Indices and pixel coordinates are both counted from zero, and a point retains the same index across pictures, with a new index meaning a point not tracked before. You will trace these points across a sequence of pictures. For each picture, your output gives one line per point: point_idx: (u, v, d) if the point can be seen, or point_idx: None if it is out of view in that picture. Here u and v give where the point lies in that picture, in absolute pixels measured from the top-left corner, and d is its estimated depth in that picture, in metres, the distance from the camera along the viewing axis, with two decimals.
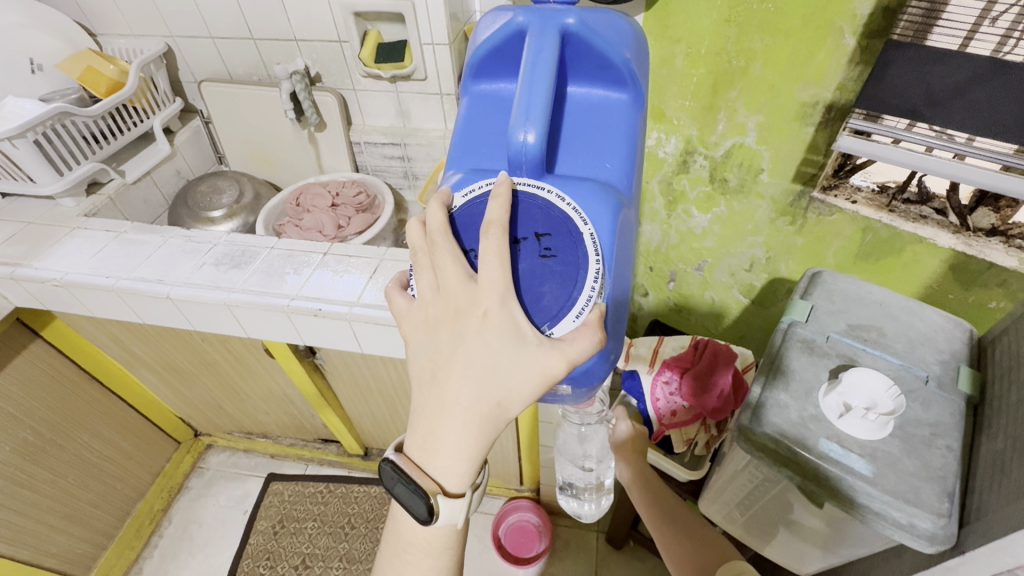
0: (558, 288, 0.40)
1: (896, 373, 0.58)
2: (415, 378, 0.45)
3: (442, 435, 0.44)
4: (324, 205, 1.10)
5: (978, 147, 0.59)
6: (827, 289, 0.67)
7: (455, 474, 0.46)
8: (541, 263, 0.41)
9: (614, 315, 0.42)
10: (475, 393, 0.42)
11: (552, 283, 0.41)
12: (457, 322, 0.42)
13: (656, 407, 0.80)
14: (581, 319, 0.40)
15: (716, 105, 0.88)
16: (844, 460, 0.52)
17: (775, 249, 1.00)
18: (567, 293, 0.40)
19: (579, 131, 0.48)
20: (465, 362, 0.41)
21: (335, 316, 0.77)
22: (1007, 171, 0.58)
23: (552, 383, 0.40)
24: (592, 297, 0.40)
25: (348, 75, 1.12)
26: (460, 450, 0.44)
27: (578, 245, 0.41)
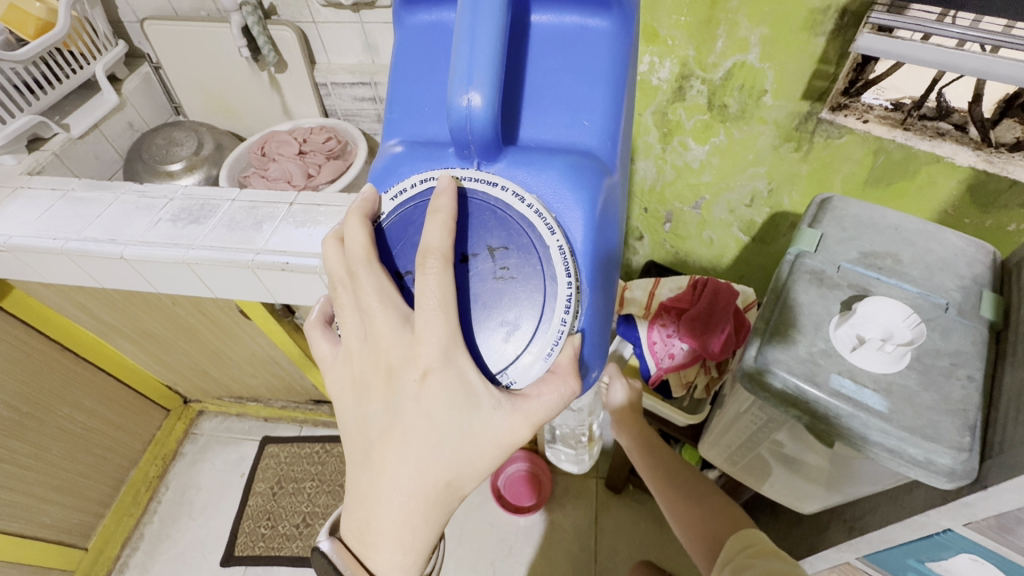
0: (525, 308, 0.38)
1: (913, 302, 0.53)
2: (350, 445, 0.42)
3: (379, 525, 0.40)
4: (290, 153, 1.01)
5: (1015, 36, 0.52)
6: (837, 216, 0.61)
7: (395, 566, 0.42)
8: (495, 285, 0.38)
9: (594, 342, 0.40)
10: (417, 475, 0.38)
11: (514, 312, 0.38)
12: (391, 383, 0.39)
13: (653, 351, 0.75)
14: (551, 361, 0.38)
15: (715, 19, 0.79)
16: (856, 397, 0.48)
17: (777, 180, 0.93)
18: (533, 320, 0.38)
19: (546, 75, 0.41)
20: (401, 431, 0.38)
21: (304, 270, 0.71)
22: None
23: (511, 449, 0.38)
24: (563, 332, 0.37)
25: (306, 5, 1.01)
26: (401, 533, 0.40)
27: (542, 261, 0.38)
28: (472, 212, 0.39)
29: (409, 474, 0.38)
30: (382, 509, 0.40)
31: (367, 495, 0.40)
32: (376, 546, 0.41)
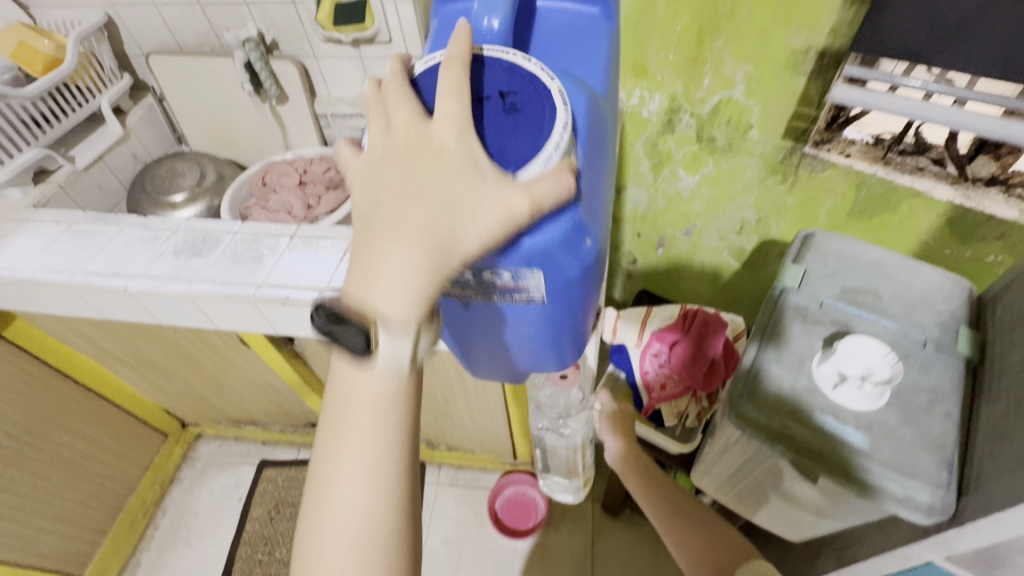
0: (525, 141, 0.37)
1: (892, 338, 0.55)
2: (358, 217, 0.40)
3: (382, 255, 0.37)
4: (291, 183, 1.04)
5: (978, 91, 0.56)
6: (820, 251, 0.64)
7: (397, 302, 0.37)
8: (506, 117, 0.38)
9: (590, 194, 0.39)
10: (423, 221, 0.37)
11: (517, 136, 0.38)
12: (408, 148, 0.38)
13: (644, 380, 0.77)
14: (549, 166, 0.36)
15: (701, 58, 0.82)
16: (838, 433, 0.50)
17: (765, 209, 0.96)
18: (533, 136, 0.37)
19: (551, 35, 0.47)
20: (415, 185, 0.37)
21: (304, 303, 0.73)
22: (1011, 116, 0.56)
23: (515, 228, 0.35)
24: (560, 143, 0.36)
25: (307, 41, 1.04)
26: (399, 247, 0.37)
27: (544, 99, 0.38)
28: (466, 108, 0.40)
29: (417, 230, 0.37)
30: (388, 244, 0.37)
31: (332, 421, 0.42)
32: (379, 287, 0.37)
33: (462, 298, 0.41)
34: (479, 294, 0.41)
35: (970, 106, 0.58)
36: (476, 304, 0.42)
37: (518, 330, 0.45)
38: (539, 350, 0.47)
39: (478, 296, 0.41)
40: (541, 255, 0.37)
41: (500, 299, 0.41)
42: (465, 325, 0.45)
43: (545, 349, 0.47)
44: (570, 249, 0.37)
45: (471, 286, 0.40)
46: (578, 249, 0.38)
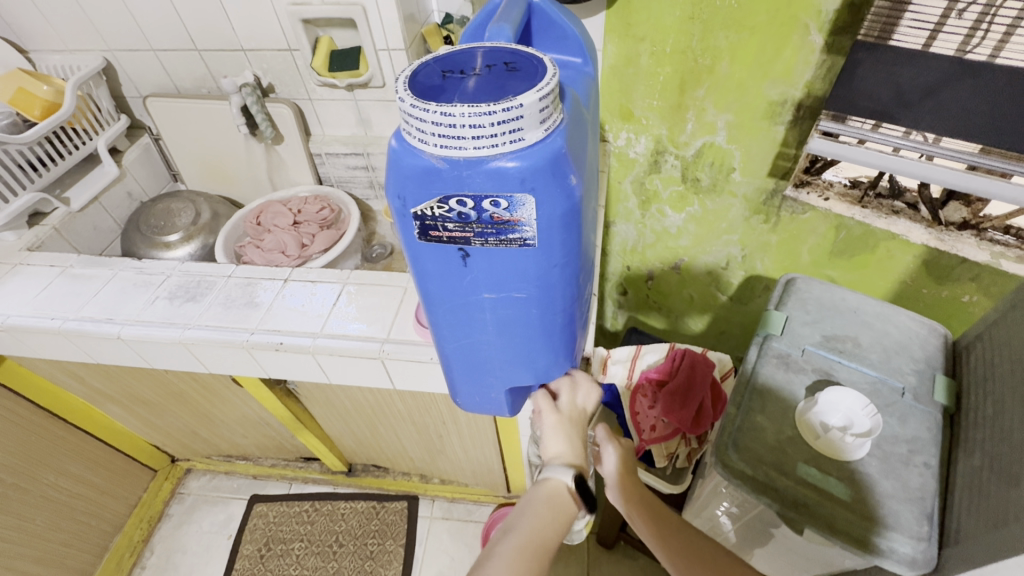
0: (522, 83, 0.36)
1: (872, 386, 0.57)
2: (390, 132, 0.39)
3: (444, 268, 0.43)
4: (285, 223, 1.05)
5: (944, 148, 0.65)
6: (801, 298, 0.66)
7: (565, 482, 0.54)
8: (503, 76, 0.37)
9: (569, 163, 0.38)
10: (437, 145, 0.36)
11: (512, 85, 0.36)
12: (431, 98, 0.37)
13: (635, 421, 0.79)
14: (543, 97, 0.35)
15: (684, 105, 0.85)
16: (822, 485, 0.51)
17: (750, 247, 0.98)
18: (524, 86, 0.36)
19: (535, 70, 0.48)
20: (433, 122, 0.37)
21: (297, 349, 0.74)
22: (972, 170, 0.65)
23: (519, 173, 0.36)
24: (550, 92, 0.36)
25: (303, 85, 1.07)
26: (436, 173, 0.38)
27: (535, 70, 0.37)
28: (464, 59, 0.39)
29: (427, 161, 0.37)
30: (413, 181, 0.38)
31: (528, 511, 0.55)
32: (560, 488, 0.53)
33: (451, 238, 0.40)
34: (468, 233, 0.39)
35: (938, 161, 0.66)
36: (468, 248, 0.41)
37: (506, 287, 0.43)
38: (525, 308, 0.45)
39: (467, 236, 0.40)
40: (528, 176, 0.36)
41: (488, 240, 0.39)
42: (454, 280, 0.44)
43: (532, 302, 0.45)
44: (554, 185, 0.37)
45: (459, 222, 0.39)
46: (561, 181, 0.37)
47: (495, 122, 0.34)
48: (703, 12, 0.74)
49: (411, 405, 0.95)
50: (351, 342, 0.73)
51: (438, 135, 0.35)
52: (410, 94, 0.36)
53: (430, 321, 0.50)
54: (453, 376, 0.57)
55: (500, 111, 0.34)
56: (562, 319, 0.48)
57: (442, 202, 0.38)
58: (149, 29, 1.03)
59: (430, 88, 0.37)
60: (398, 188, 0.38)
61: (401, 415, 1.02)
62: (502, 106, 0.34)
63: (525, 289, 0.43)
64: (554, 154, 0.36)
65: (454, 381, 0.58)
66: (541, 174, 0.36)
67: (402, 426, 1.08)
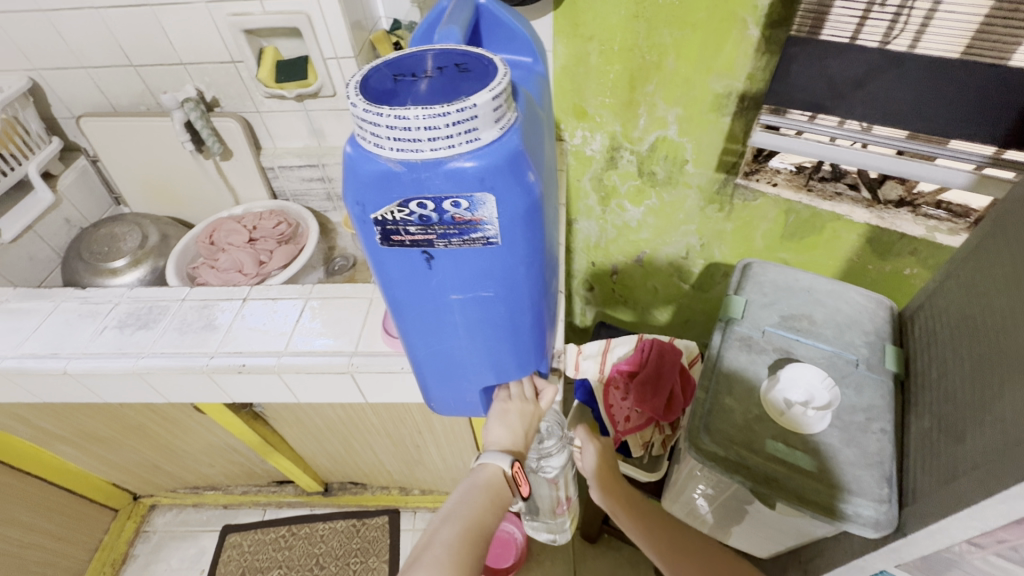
0: (475, 84, 0.36)
1: (828, 360, 0.60)
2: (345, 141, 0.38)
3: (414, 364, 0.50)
4: (240, 241, 1.02)
5: (876, 135, 0.69)
6: (758, 281, 0.68)
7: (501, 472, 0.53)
8: (455, 78, 0.37)
9: (527, 161, 0.38)
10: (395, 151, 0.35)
11: (464, 87, 0.36)
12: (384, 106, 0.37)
13: (610, 414, 0.80)
14: (496, 97, 0.35)
15: (636, 101, 0.88)
16: (790, 459, 0.53)
17: (707, 235, 1.02)
18: (477, 88, 0.36)
19: None
20: None
21: (261, 370, 0.72)
22: (901, 155, 0.69)
23: (479, 173, 0.36)
24: (503, 92, 0.36)
25: (249, 97, 1.03)
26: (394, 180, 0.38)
27: (487, 70, 0.37)
28: (416, 62, 0.39)
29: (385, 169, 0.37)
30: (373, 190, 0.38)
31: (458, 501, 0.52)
32: (496, 483, 0.53)
33: (413, 240, 0.40)
34: (431, 235, 0.39)
35: (871, 148, 0.71)
36: (432, 250, 0.40)
37: (472, 286, 0.43)
38: (494, 307, 0.45)
39: (429, 238, 0.39)
40: (487, 175, 0.36)
41: (451, 240, 0.39)
42: (420, 283, 0.43)
43: (499, 301, 0.45)
44: (514, 183, 0.37)
45: (421, 225, 0.39)
46: (520, 178, 0.37)
47: (450, 123, 0.34)
48: (647, 11, 0.76)
49: (385, 418, 0.94)
50: (318, 358, 0.71)
51: (394, 139, 0.35)
52: (362, 99, 0.36)
53: (398, 328, 0.49)
54: (426, 381, 0.57)
55: (455, 112, 0.33)
56: (531, 316, 0.48)
57: (403, 206, 0.37)
58: (79, 45, 0.97)
59: (382, 93, 0.36)
60: (357, 195, 0.37)
61: (375, 429, 1.01)
62: (456, 107, 0.34)
63: (491, 288, 0.43)
64: (511, 152, 0.36)
65: (427, 385, 0.57)
66: (500, 171, 0.36)
67: (378, 440, 1.06)
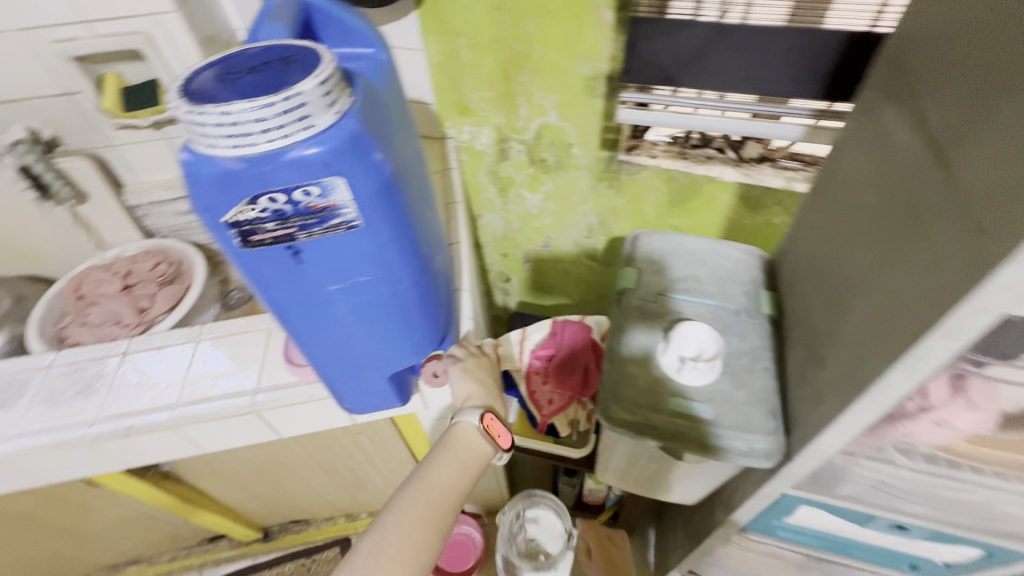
0: (302, 72, 0.35)
1: (714, 313, 0.65)
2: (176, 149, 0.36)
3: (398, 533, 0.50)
4: (113, 290, 0.92)
5: (731, 102, 0.77)
6: (646, 250, 0.72)
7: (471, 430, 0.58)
8: (281, 68, 0.36)
9: (373, 141, 0.37)
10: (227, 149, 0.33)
11: (291, 75, 0.35)
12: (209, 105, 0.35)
13: (533, 400, 0.82)
14: (324, 80, 0.34)
15: (513, 91, 0.89)
16: (690, 412, 0.57)
17: (603, 213, 1.06)
18: (303, 74, 0.35)
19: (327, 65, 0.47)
20: None
21: (153, 428, 0.65)
22: (755, 117, 0.77)
23: (324, 160, 0.35)
24: (332, 75, 0.35)
25: (98, 130, 0.93)
26: None
27: (313, 56, 0.36)
28: (240, 58, 0.37)
29: None
30: None
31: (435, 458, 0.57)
32: (467, 438, 0.58)
33: (274, 238, 0.38)
34: (291, 229, 0.38)
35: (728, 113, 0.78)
36: (296, 245, 0.39)
37: (348, 275, 0.42)
38: (376, 289, 0.45)
39: (291, 232, 0.38)
40: (332, 161, 0.35)
41: (312, 231, 0.38)
42: (294, 281, 0.42)
43: (380, 281, 0.45)
44: (363, 167, 0.36)
45: (278, 221, 0.37)
46: (368, 160, 0.37)
47: (278, 113, 0.33)
48: (506, 3, 0.77)
49: (312, 449, 0.90)
50: (216, 404, 0.66)
51: (226, 135, 0.33)
52: (182, 99, 0.33)
53: (287, 330, 0.48)
54: (333, 377, 0.56)
55: (281, 101, 0.32)
56: (415, 292, 0.48)
57: (252, 204, 0.35)
58: None
59: (205, 91, 0.34)
60: (201, 200, 0.35)
61: (304, 462, 0.96)
62: (283, 96, 0.32)
63: (368, 272, 0.43)
64: (352, 134, 0.35)
65: (336, 381, 0.56)
66: (345, 156, 0.35)
67: (311, 473, 1.01)
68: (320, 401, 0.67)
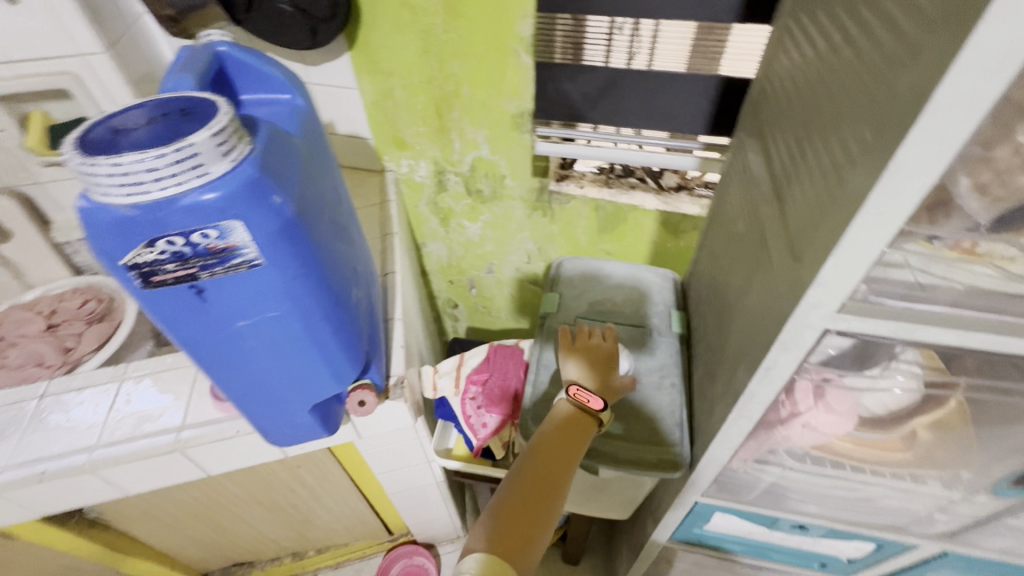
0: (197, 123, 0.38)
1: (628, 334, 0.69)
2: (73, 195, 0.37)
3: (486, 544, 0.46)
4: (36, 330, 0.90)
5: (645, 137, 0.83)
6: (569, 276, 0.77)
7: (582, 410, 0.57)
8: (178, 119, 0.38)
9: (270, 185, 0.40)
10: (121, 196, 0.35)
11: (187, 127, 0.37)
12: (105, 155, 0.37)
13: (469, 424, 0.84)
14: (217, 131, 0.36)
15: (446, 127, 0.93)
16: (603, 428, 0.61)
17: (540, 240, 1.10)
18: (198, 126, 0.37)
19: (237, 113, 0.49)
20: None
21: (69, 472, 0.64)
22: (667, 150, 0.84)
23: (219, 204, 0.37)
24: (226, 125, 0.38)
25: (23, 168, 0.92)
26: None
27: (210, 108, 0.39)
28: (139, 111, 0.39)
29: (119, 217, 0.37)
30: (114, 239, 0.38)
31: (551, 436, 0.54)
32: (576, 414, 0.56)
33: (176, 278, 0.40)
34: (192, 269, 0.39)
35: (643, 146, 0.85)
36: (199, 283, 0.41)
37: (256, 310, 0.44)
38: (286, 323, 0.47)
39: (192, 272, 0.40)
40: (227, 205, 0.37)
41: (214, 270, 0.40)
42: (201, 319, 0.43)
43: (290, 316, 0.46)
44: (259, 209, 0.39)
45: (178, 261, 0.39)
46: (264, 202, 0.39)
47: (170, 162, 0.35)
48: (433, 46, 0.82)
49: (249, 486, 0.88)
50: (137, 443, 0.65)
51: (119, 185, 0.35)
52: (77, 151, 0.35)
53: (200, 367, 0.49)
54: (254, 412, 0.56)
55: (172, 150, 0.35)
56: (329, 323, 0.51)
57: (150, 246, 0.37)
58: None
59: (100, 142, 0.36)
60: (98, 244, 0.37)
61: (242, 500, 0.94)
62: (173, 146, 0.35)
63: (276, 307, 0.45)
64: (248, 179, 0.38)
65: (258, 415, 0.57)
66: (241, 200, 0.38)
67: (250, 511, 0.99)
68: (245, 435, 0.67)
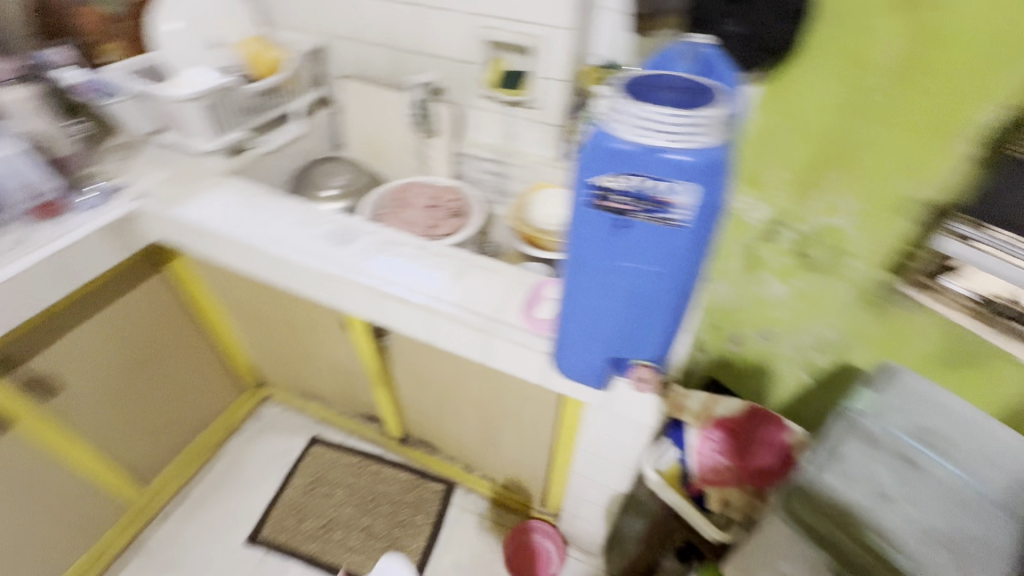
0: (701, 105, 0.47)
1: (959, 487, 0.56)
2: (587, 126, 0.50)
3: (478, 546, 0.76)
4: (421, 204, 1.21)
5: None
6: (898, 386, 0.67)
7: None
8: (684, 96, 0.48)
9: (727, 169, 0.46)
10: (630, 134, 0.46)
11: (692, 105, 0.47)
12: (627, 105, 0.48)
13: (700, 461, 0.84)
14: (716, 116, 0.45)
15: (816, 183, 0.89)
16: (883, 554, 0.53)
17: (848, 334, 0.98)
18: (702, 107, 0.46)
19: None
20: None
21: (417, 305, 0.86)
22: None
23: (690, 167, 0.45)
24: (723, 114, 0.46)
25: (470, 93, 1.24)
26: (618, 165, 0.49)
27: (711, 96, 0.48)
28: (654, 80, 0.50)
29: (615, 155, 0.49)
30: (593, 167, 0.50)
31: None
32: None
33: (618, 209, 0.49)
34: (635, 207, 0.48)
35: None
36: (628, 220, 0.49)
37: (646, 260, 0.52)
38: (656, 282, 0.54)
39: (631, 209, 0.48)
40: (696, 172, 0.45)
41: (647, 215, 0.48)
42: (605, 247, 0.52)
43: (662, 277, 0.53)
44: (712, 184, 0.46)
45: (630, 197, 0.48)
46: (718, 181, 0.46)
47: (682, 126, 0.44)
48: (857, 103, 0.80)
49: (488, 389, 1.04)
50: (463, 312, 0.84)
51: (635, 128, 0.46)
52: (616, 97, 0.48)
53: (563, 281, 0.60)
54: (565, 335, 0.67)
55: (688, 117, 0.44)
56: (676, 299, 0.56)
57: (623, 178, 0.47)
58: (367, 25, 1.25)
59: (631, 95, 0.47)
60: (588, 162, 0.47)
61: (473, 398, 1.11)
62: (690, 115, 0.44)
63: (660, 266, 0.52)
64: (720, 158, 0.45)
65: (565, 339, 0.68)
66: (707, 171, 0.45)
67: (470, 410, 1.17)
68: (534, 351, 0.79)
